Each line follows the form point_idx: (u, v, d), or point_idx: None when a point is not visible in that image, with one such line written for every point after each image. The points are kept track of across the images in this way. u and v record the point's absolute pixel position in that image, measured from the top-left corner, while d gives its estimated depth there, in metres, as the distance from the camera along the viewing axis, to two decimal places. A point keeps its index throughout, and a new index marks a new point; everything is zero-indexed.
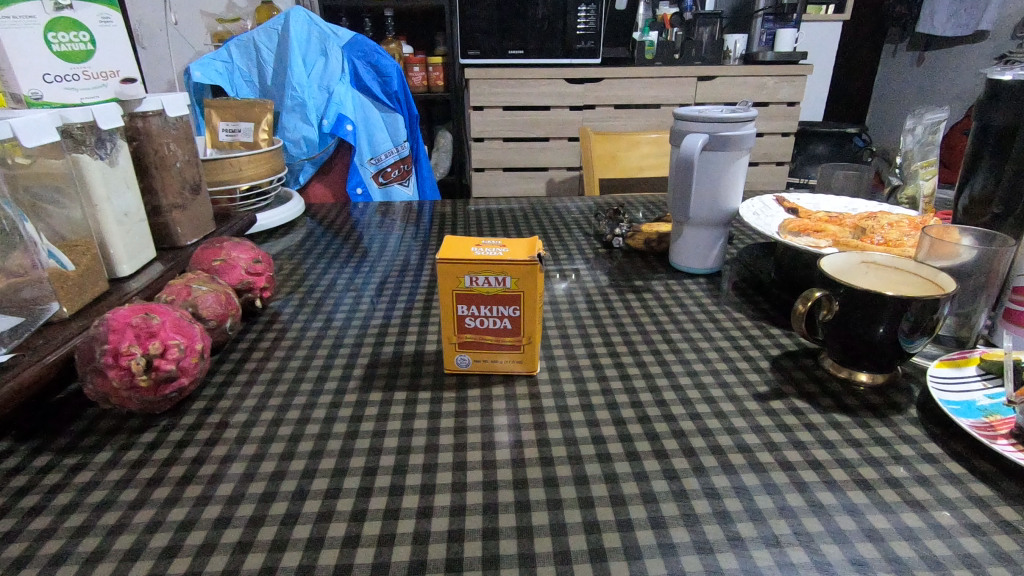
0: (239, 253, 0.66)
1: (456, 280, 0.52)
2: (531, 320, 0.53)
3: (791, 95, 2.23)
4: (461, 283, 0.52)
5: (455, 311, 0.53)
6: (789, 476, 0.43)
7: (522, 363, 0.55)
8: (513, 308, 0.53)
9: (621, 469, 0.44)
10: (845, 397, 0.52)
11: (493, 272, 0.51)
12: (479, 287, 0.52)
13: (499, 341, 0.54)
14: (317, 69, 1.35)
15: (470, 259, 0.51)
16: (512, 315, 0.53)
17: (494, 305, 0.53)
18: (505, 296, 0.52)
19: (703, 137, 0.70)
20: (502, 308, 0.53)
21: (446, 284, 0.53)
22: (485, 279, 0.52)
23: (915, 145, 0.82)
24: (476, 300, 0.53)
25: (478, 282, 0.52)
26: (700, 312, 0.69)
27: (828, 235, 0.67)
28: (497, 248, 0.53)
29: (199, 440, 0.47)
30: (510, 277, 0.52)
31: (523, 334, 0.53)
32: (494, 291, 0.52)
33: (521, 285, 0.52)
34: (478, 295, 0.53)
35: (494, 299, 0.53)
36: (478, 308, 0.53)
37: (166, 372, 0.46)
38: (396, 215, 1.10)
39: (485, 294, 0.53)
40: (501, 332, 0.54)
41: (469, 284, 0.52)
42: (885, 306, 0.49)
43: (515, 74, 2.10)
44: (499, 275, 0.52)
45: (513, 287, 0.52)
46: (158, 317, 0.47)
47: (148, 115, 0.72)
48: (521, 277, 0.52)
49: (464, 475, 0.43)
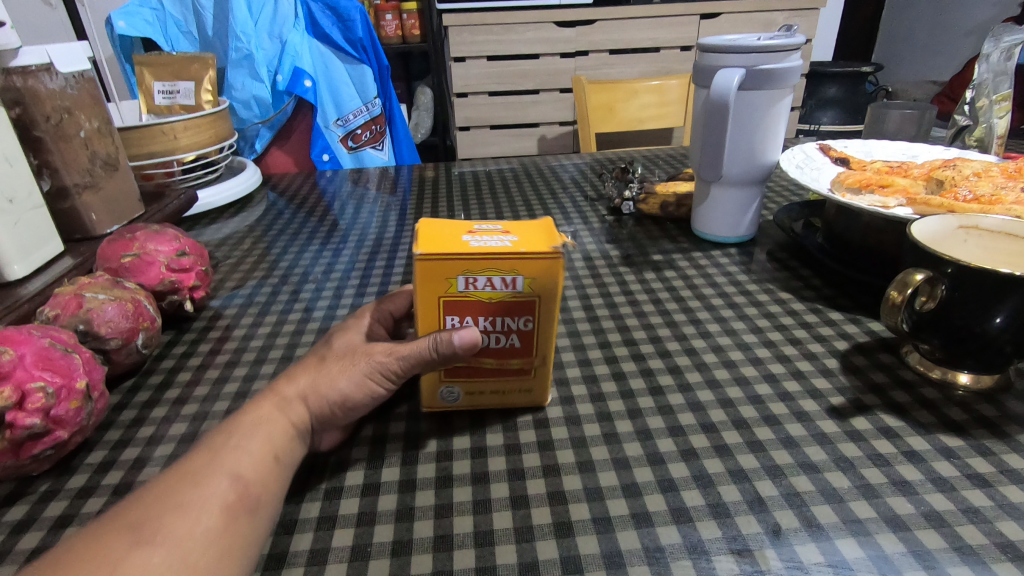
0: (157, 244, 0.52)
1: (445, 283, 0.37)
2: (546, 332, 0.40)
3: (802, 32, 2.04)
4: (452, 287, 0.37)
5: (442, 324, 0.39)
6: (904, 541, 0.30)
7: (531, 395, 0.41)
8: (525, 318, 0.39)
9: (667, 539, 0.31)
10: (947, 407, 0.40)
11: (501, 271, 0.37)
12: (477, 292, 0.37)
13: (500, 365, 0.40)
14: (265, 15, 1.16)
15: (469, 252, 0.36)
16: (522, 328, 0.39)
17: (496, 316, 0.39)
18: (513, 302, 0.38)
19: (738, 72, 0.55)
20: (507, 319, 0.39)
21: (429, 290, 0.37)
22: (488, 281, 0.37)
23: (989, 75, 0.67)
24: (472, 310, 0.38)
25: (478, 285, 0.37)
26: (737, 292, 0.56)
27: (898, 190, 0.54)
28: (500, 236, 0.38)
29: (86, 515, 0.34)
30: (524, 276, 0.37)
31: (537, 353, 0.40)
32: (500, 296, 0.38)
33: (538, 287, 0.38)
34: (476, 303, 0.38)
35: (499, 308, 0.38)
36: (474, 320, 0.39)
37: (27, 429, 0.33)
38: (369, 183, 0.94)
39: (487, 301, 0.38)
40: (503, 351, 0.40)
41: (463, 288, 0.37)
42: (1013, 290, 0.36)
43: (499, 18, 1.89)
44: (509, 274, 0.37)
45: (527, 290, 0.38)
46: (12, 351, 0.34)
47: (29, 71, 0.56)
48: (541, 275, 0.37)
49: (449, 562, 0.31)
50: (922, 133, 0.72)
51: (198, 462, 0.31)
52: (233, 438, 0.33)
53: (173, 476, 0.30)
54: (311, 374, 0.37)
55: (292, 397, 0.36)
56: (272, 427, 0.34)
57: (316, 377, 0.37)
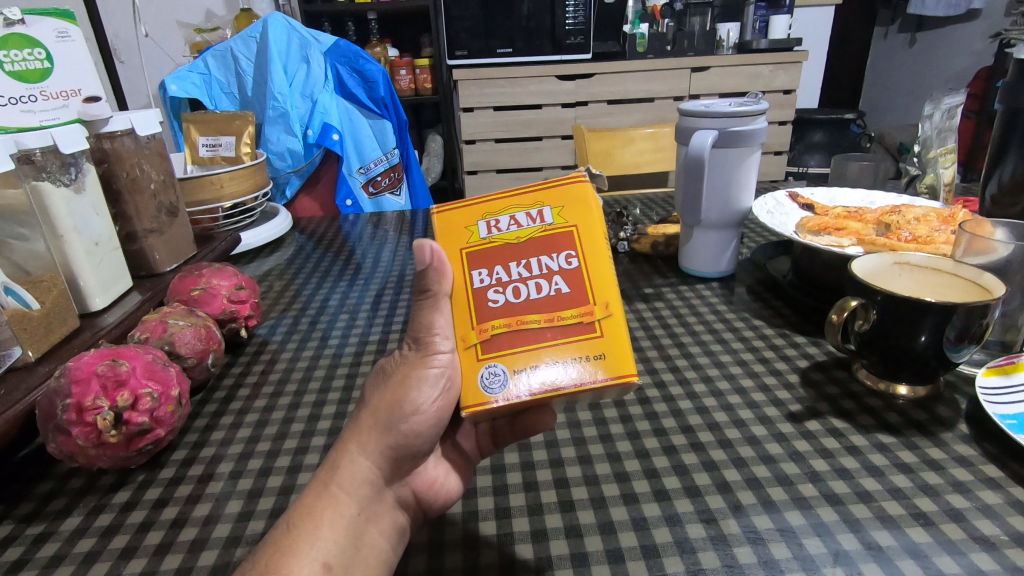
0: (220, 280, 0.61)
1: (468, 231, 0.43)
2: (592, 268, 0.41)
3: (788, 83, 2.17)
4: (476, 234, 0.43)
5: (475, 279, 0.41)
6: (839, 513, 0.38)
7: (606, 358, 0.38)
8: (567, 256, 0.41)
9: (649, 512, 0.39)
10: (886, 413, 0.47)
11: (523, 208, 0.43)
12: (504, 234, 0.42)
13: (555, 319, 0.40)
14: (299, 78, 1.31)
15: (491, 200, 0.44)
16: (565, 268, 0.41)
17: (533, 258, 0.41)
18: (545, 235, 0.42)
19: (712, 133, 0.65)
20: (546, 260, 0.41)
21: (454, 240, 0.43)
22: (514, 221, 0.43)
23: (933, 132, 0.77)
24: (505, 255, 0.42)
25: (504, 226, 0.43)
26: (718, 320, 0.64)
27: (851, 232, 0.64)
28: None
29: (179, 497, 0.42)
30: (550, 207, 0.43)
31: (590, 298, 0.40)
32: (530, 233, 0.42)
33: (568, 217, 0.42)
34: (506, 245, 0.42)
35: (533, 249, 0.42)
36: (511, 267, 0.41)
37: (138, 425, 0.42)
38: (388, 225, 1.04)
39: (517, 241, 0.42)
40: (555, 301, 0.40)
41: (488, 233, 0.43)
42: (928, 313, 0.44)
43: (505, 73, 2.05)
44: (533, 209, 0.43)
45: (557, 221, 0.42)
46: (127, 363, 0.43)
47: (115, 135, 0.67)
48: (565, 204, 0.43)
49: (476, 530, 0.38)
50: (880, 181, 0.83)
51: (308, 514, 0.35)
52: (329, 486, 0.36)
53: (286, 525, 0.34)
54: (353, 435, 0.39)
55: (342, 466, 0.37)
56: (332, 506, 0.36)
57: (359, 435, 0.39)
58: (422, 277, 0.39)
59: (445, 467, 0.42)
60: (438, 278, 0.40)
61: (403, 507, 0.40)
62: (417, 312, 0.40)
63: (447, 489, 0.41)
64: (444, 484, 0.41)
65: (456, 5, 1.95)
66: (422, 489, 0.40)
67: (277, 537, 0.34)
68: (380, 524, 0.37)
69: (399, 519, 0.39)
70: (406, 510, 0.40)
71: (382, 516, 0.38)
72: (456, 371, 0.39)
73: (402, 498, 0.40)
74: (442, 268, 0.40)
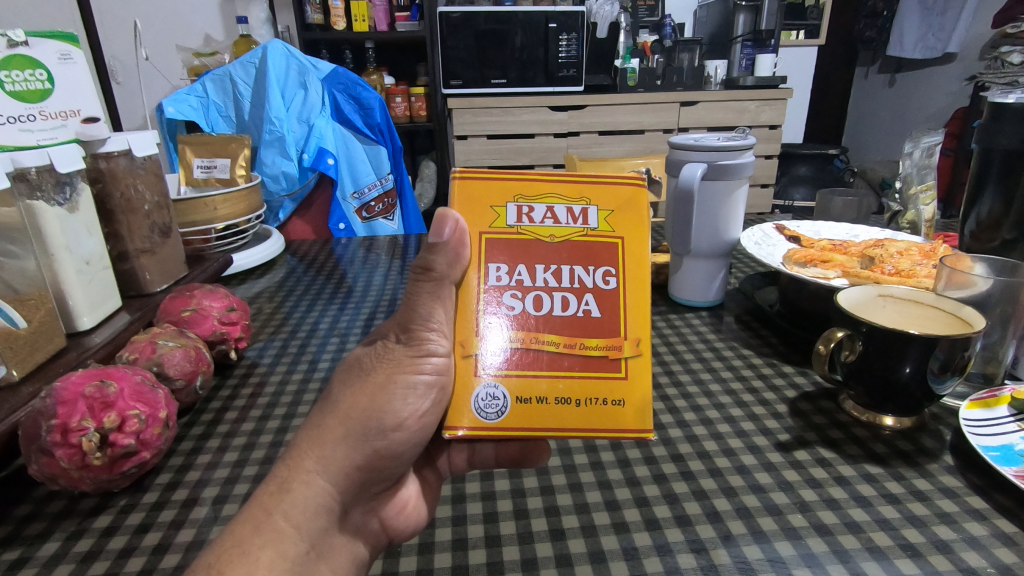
0: (211, 301, 0.61)
1: (495, 214, 0.43)
2: (626, 292, 0.43)
3: (773, 118, 2.24)
4: (504, 219, 0.43)
5: (488, 270, 0.42)
6: (827, 544, 0.38)
7: (626, 407, 0.41)
8: (604, 273, 0.43)
9: (640, 541, 0.39)
10: (872, 443, 0.48)
11: (566, 203, 0.43)
12: (534, 227, 0.43)
13: (576, 346, 0.41)
14: (296, 103, 1.33)
15: (533, 185, 0.43)
16: (598, 286, 0.43)
17: (565, 266, 0.42)
18: (583, 239, 0.43)
19: (701, 166, 0.67)
20: (580, 271, 0.43)
21: (480, 219, 0.42)
22: (554, 215, 0.43)
23: (913, 169, 0.80)
24: (533, 253, 0.42)
25: (538, 217, 0.43)
26: (706, 349, 0.65)
27: (836, 265, 0.65)
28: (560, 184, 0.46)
29: (162, 522, 0.41)
30: (597, 209, 0.43)
31: (621, 329, 0.42)
32: (568, 235, 0.43)
33: (614, 226, 0.43)
34: (532, 238, 0.43)
35: (568, 254, 0.43)
36: (540, 270, 0.42)
37: (124, 448, 0.41)
38: (381, 249, 1.05)
39: (549, 237, 0.43)
40: (581, 322, 0.42)
41: (518, 222, 0.43)
42: (911, 344, 0.45)
43: (498, 102, 2.09)
44: (580, 206, 0.43)
45: (602, 227, 0.43)
46: (115, 384, 0.43)
47: (112, 155, 0.68)
48: (615, 210, 0.43)
49: (465, 558, 0.38)
50: (863, 216, 0.85)
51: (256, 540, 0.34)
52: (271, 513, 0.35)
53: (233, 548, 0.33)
54: (314, 449, 0.37)
55: (295, 488, 0.36)
56: (277, 540, 0.34)
57: (321, 449, 0.37)
58: (431, 253, 0.40)
59: (417, 489, 0.43)
60: (456, 252, 0.41)
61: (366, 537, 0.39)
62: (415, 296, 0.40)
63: (417, 514, 0.41)
64: (415, 509, 0.41)
65: (453, 36, 1.99)
66: (390, 515, 0.41)
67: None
68: (332, 560, 0.37)
69: (358, 551, 0.38)
70: (368, 542, 0.39)
71: (337, 550, 0.38)
72: (450, 380, 0.40)
73: (366, 526, 0.40)
74: (458, 248, 0.41)
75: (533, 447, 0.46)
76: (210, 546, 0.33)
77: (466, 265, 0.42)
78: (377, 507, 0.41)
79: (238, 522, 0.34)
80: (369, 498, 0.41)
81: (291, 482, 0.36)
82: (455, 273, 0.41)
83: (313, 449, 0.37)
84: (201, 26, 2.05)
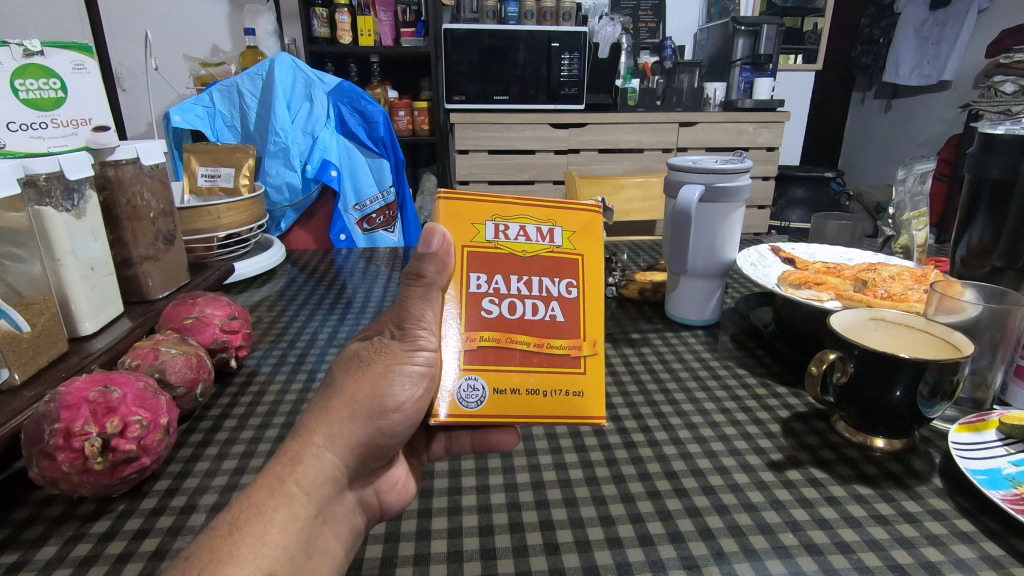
0: (213, 309, 0.62)
1: (475, 230, 0.44)
2: (586, 301, 0.45)
3: (770, 141, 2.27)
4: (483, 235, 0.44)
5: (469, 278, 0.44)
6: (818, 563, 0.39)
7: (584, 398, 0.43)
8: (568, 284, 0.45)
9: (634, 556, 0.39)
10: (863, 464, 0.49)
11: (536, 222, 0.45)
12: (510, 243, 0.45)
13: (544, 346, 0.44)
14: (301, 115, 1.36)
15: (507, 205, 0.45)
16: (562, 295, 0.45)
17: (535, 277, 0.44)
18: (550, 254, 0.45)
19: (699, 188, 0.69)
20: (548, 283, 0.45)
21: (462, 233, 0.44)
22: (525, 232, 0.45)
23: (906, 196, 0.81)
24: (508, 266, 0.44)
25: (513, 234, 0.45)
26: (702, 367, 0.66)
27: (830, 287, 0.67)
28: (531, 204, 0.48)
29: (159, 529, 0.41)
30: (561, 230, 0.45)
31: (580, 332, 0.45)
32: (538, 250, 0.45)
33: (576, 245, 0.45)
34: (511, 254, 0.45)
35: (539, 267, 0.45)
36: (513, 280, 0.44)
37: (125, 453, 0.42)
38: (380, 261, 1.05)
39: (522, 252, 0.45)
40: (548, 326, 0.44)
41: (495, 237, 0.44)
42: (902, 368, 0.46)
43: (500, 119, 2.12)
44: (548, 226, 0.45)
45: (566, 246, 0.45)
46: (119, 390, 0.44)
47: (120, 163, 0.69)
48: (577, 230, 0.46)
49: (459, 567, 0.39)
50: (857, 240, 0.87)
51: (267, 506, 0.34)
52: (283, 483, 0.36)
53: (247, 508, 0.34)
54: (322, 426, 0.38)
55: (306, 461, 0.37)
56: (289, 505, 0.35)
57: (330, 427, 0.38)
58: (421, 261, 0.40)
59: (405, 469, 0.45)
60: (436, 268, 0.41)
61: (364, 508, 0.41)
62: (406, 300, 0.40)
63: (407, 490, 0.44)
64: (403, 486, 0.44)
65: (456, 51, 2.02)
66: (384, 490, 0.43)
67: (218, 540, 0.32)
68: (336, 526, 0.38)
69: (356, 522, 0.40)
70: (365, 511, 0.41)
71: (339, 519, 0.38)
72: (437, 372, 0.41)
73: (363, 498, 0.41)
74: (445, 258, 0.42)
75: (504, 432, 0.50)
76: (230, 506, 0.34)
77: (450, 274, 0.43)
78: (374, 480, 0.43)
79: (252, 487, 0.35)
80: (367, 471, 0.42)
81: (298, 460, 0.37)
82: (442, 279, 0.42)
83: (325, 422, 0.38)
84: (209, 37, 2.08)
